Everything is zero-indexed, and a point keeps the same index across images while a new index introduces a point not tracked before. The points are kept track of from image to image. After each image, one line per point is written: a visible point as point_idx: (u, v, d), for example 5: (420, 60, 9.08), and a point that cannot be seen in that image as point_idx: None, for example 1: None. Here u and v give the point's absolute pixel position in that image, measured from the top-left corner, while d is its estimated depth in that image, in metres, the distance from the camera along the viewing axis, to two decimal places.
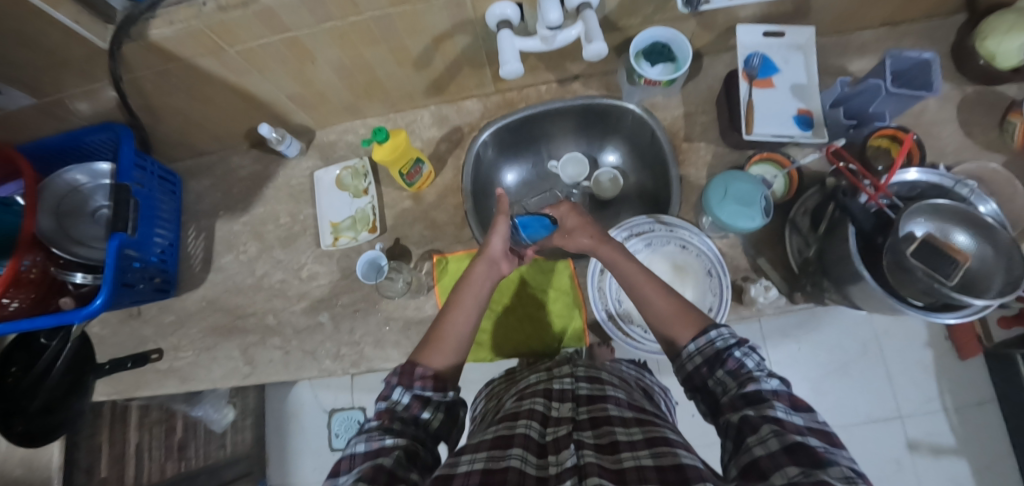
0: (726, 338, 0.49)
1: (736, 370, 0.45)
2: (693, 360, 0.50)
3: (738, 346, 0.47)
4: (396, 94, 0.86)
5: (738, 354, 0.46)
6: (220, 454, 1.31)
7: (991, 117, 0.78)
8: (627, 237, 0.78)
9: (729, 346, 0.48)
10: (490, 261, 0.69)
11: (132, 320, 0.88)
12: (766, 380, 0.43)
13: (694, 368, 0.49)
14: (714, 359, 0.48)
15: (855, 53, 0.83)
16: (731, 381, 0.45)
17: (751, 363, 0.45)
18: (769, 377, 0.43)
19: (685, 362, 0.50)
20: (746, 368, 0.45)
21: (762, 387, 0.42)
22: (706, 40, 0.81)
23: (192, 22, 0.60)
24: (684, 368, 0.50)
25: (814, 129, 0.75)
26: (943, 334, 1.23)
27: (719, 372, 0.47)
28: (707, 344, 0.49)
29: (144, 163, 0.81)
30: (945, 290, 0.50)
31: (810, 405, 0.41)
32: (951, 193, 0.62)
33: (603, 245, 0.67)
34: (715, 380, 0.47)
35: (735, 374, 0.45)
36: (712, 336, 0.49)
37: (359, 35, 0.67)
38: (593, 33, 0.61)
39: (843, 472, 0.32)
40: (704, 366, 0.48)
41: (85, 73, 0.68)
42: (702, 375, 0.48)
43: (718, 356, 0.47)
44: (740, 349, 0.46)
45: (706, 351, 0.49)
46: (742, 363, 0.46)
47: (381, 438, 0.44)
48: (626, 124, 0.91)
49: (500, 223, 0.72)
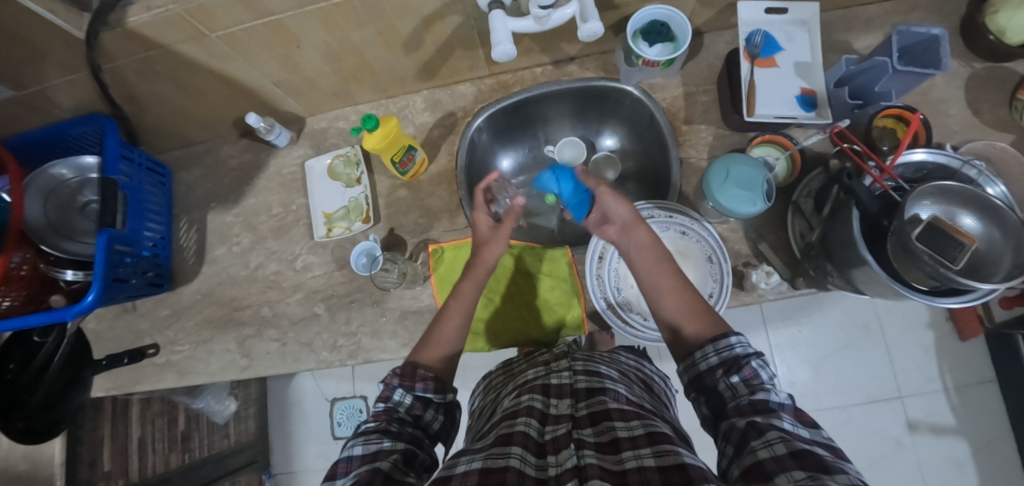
0: (745, 345, 0.47)
1: (750, 379, 0.44)
2: (708, 361, 0.48)
3: (756, 356, 0.45)
4: (387, 79, 0.83)
5: (755, 363, 0.45)
6: (225, 444, 1.33)
7: (1001, 92, 0.76)
8: None
9: (747, 354, 0.46)
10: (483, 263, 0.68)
11: (127, 314, 0.87)
12: (777, 392, 0.43)
13: (707, 368, 0.48)
14: (730, 362, 0.46)
15: (861, 28, 0.80)
16: (743, 388, 0.44)
17: (766, 373, 0.44)
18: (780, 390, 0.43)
19: (698, 360, 0.49)
20: (761, 379, 0.44)
21: (771, 398, 0.42)
22: (706, 16, 0.78)
23: (170, 7, 0.57)
24: (696, 367, 0.49)
25: (818, 109, 0.72)
26: (943, 314, 1.23)
27: (733, 377, 0.45)
28: (726, 348, 0.48)
29: (131, 154, 0.79)
30: (950, 275, 0.49)
31: (816, 422, 0.40)
32: (958, 175, 0.61)
33: (641, 225, 0.66)
34: (726, 385, 0.46)
35: (748, 382, 0.44)
36: (732, 342, 0.48)
37: (345, 17, 0.64)
38: (589, 12, 0.59)
39: (850, 479, 0.31)
40: (719, 368, 0.47)
41: (63, 64, 0.65)
42: (714, 377, 0.47)
43: (735, 362, 0.46)
44: (757, 360, 0.45)
45: (724, 353, 0.48)
46: (758, 373, 0.44)
47: (379, 441, 0.44)
48: (624, 106, 0.88)
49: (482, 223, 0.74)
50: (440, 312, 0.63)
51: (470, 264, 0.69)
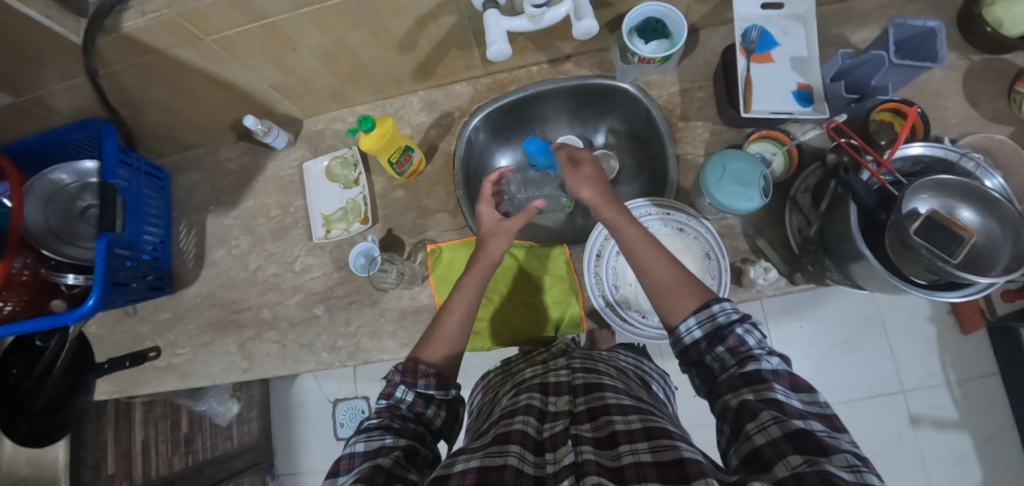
0: (728, 312, 0.48)
1: (736, 347, 0.45)
2: (692, 335, 0.49)
3: (740, 322, 0.46)
4: (382, 80, 0.83)
5: (740, 330, 0.46)
6: (228, 446, 1.34)
7: (999, 85, 0.75)
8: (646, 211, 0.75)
9: (730, 322, 0.47)
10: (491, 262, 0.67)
11: (128, 318, 0.87)
12: (767, 358, 0.43)
13: (692, 343, 0.48)
14: (714, 335, 0.47)
15: (858, 22, 0.79)
16: (731, 358, 0.45)
17: (752, 339, 0.45)
18: (770, 355, 0.43)
19: (683, 336, 0.49)
20: (747, 346, 0.45)
21: (763, 367, 0.42)
22: (702, 13, 0.77)
23: (164, 11, 0.57)
24: (682, 342, 0.50)
25: (814, 104, 0.72)
26: (945, 307, 1.22)
27: (718, 348, 0.46)
28: (708, 318, 0.48)
29: (129, 159, 0.80)
30: (948, 268, 0.49)
31: (812, 386, 0.41)
32: (956, 167, 0.60)
33: (606, 206, 0.64)
34: (713, 356, 0.46)
35: (734, 351, 0.45)
36: (715, 310, 0.48)
37: (339, 18, 0.64)
38: (583, 10, 0.59)
39: (847, 460, 0.31)
40: (703, 341, 0.48)
41: (60, 70, 0.66)
42: (700, 350, 0.48)
43: (719, 332, 0.47)
44: (742, 326, 0.46)
45: (707, 325, 0.48)
46: (743, 340, 0.45)
47: (381, 438, 0.44)
48: (620, 104, 0.88)
49: (483, 208, 0.71)
50: (441, 308, 0.63)
51: (474, 258, 0.68)
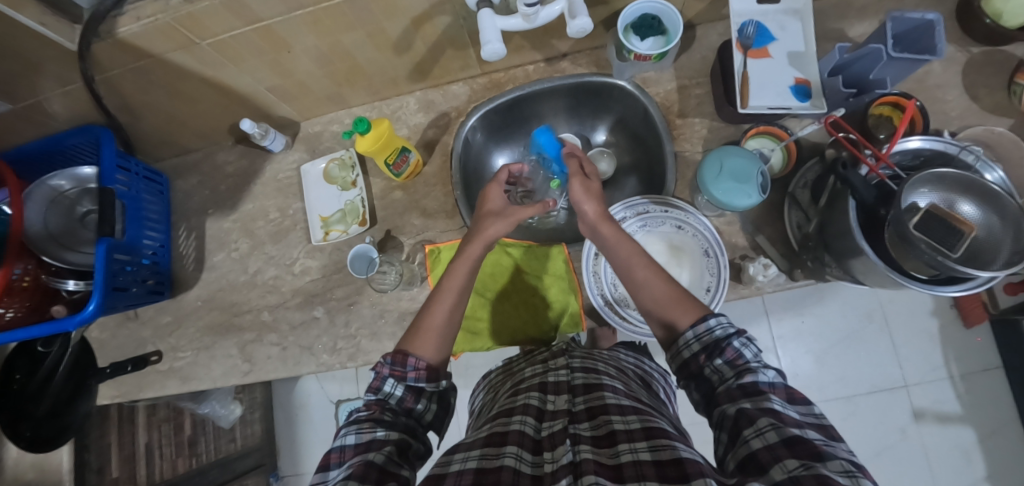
0: (725, 326, 0.47)
1: (734, 360, 0.45)
2: (691, 347, 0.48)
3: (738, 335, 0.46)
4: (379, 81, 0.83)
5: (737, 343, 0.45)
6: (231, 448, 1.34)
7: (999, 77, 0.75)
8: (625, 215, 0.76)
9: (727, 335, 0.46)
10: (485, 242, 0.67)
11: (130, 322, 0.88)
12: (764, 370, 0.43)
13: (692, 355, 0.48)
14: (712, 347, 0.47)
15: (856, 16, 0.79)
16: (729, 370, 0.44)
17: (749, 352, 0.45)
18: (767, 368, 0.43)
19: (682, 348, 0.49)
20: (744, 358, 0.44)
21: (759, 379, 0.42)
22: (698, 9, 0.77)
23: (159, 16, 0.57)
24: (681, 354, 0.49)
25: (812, 99, 0.72)
26: (947, 301, 1.22)
27: (717, 360, 0.46)
28: (706, 331, 0.48)
29: (128, 164, 0.80)
30: (948, 263, 0.49)
31: (807, 398, 0.41)
32: (955, 160, 0.60)
33: (607, 223, 0.64)
34: (712, 368, 0.46)
35: (733, 363, 0.45)
36: (712, 324, 0.48)
37: (334, 21, 0.64)
38: (577, 8, 0.58)
39: (843, 465, 0.31)
40: (702, 353, 0.47)
41: (57, 76, 0.66)
42: (699, 363, 0.47)
43: (717, 345, 0.46)
44: (739, 339, 0.45)
45: (705, 338, 0.48)
46: (741, 352, 0.45)
47: (372, 430, 0.45)
48: (618, 101, 0.88)
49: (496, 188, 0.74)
50: (430, 297, 0.61)
51: (469, 238, 0.68)
